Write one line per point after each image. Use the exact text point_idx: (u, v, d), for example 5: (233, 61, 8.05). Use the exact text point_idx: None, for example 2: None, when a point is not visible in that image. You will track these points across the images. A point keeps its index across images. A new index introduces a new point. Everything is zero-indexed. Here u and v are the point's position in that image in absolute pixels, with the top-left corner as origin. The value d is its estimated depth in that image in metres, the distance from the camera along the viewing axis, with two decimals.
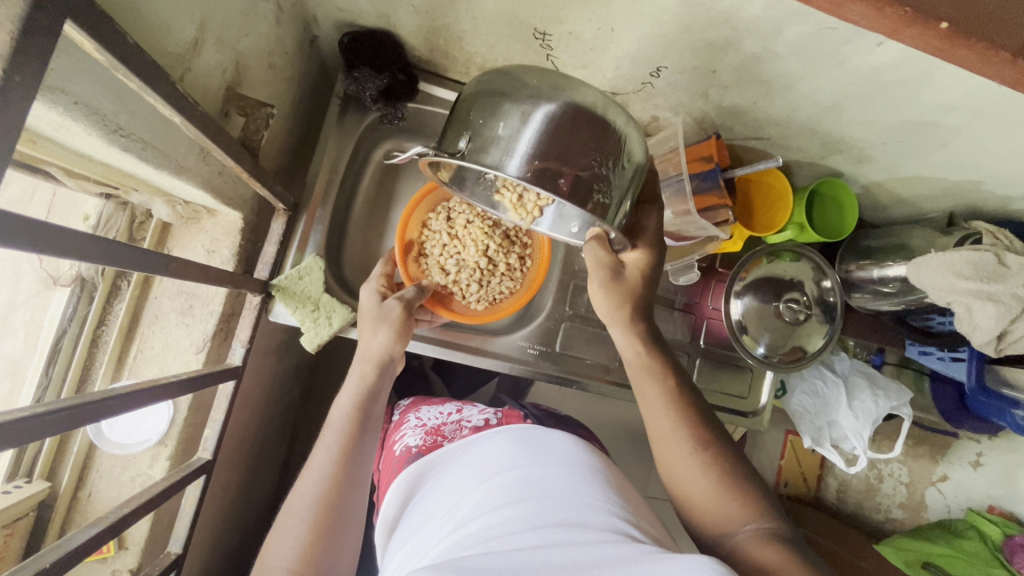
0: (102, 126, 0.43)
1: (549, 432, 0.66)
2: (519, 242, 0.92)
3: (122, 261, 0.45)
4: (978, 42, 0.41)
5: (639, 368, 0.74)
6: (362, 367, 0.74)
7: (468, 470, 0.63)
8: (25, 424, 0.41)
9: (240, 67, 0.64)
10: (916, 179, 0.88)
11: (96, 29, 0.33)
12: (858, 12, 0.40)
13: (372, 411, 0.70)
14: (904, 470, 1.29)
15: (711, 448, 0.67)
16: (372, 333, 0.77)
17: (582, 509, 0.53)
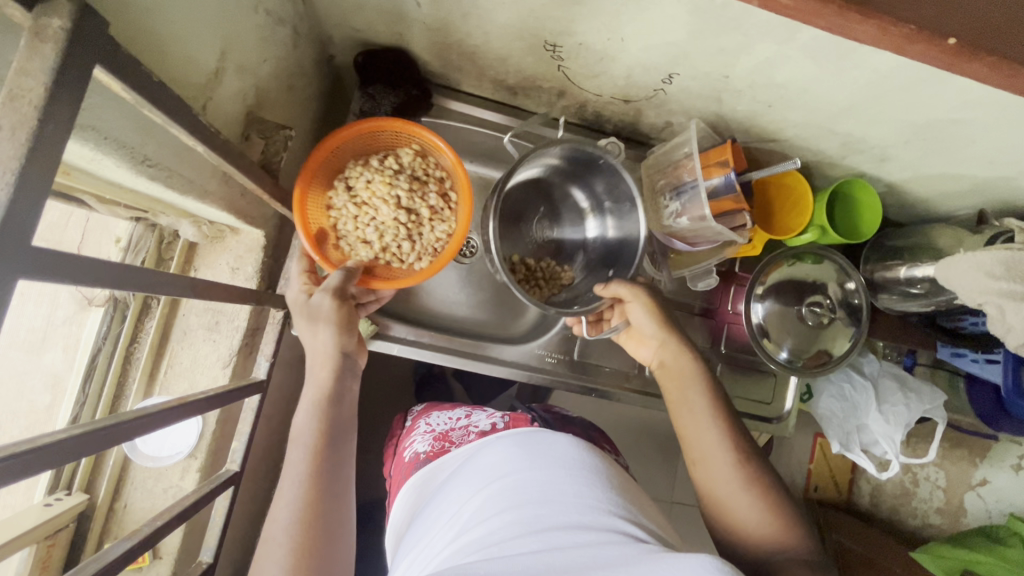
0: (130, 158, 0.45)
1: (552, 433, 0.64)
2: (433, 179, 0.84)
3: (153, 287, 0.46)
4: (986, 55, 0.44)
5: (678, 376, 0.74)
6: (316, 372, 0.70)
7: (473, 478, 0.62)
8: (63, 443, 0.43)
9: (260, 91, 0.66)
10: (941, 177, 0.85)
11: (122, 71, 0.35)
12: (863, 33, 0.44)
13: (339, 420, 0.68)
14: (940, 474, 1.26)
15: (750, 463, 0.66)
16: (312, 334, 0.71)
17: (585, 510, 0.53)
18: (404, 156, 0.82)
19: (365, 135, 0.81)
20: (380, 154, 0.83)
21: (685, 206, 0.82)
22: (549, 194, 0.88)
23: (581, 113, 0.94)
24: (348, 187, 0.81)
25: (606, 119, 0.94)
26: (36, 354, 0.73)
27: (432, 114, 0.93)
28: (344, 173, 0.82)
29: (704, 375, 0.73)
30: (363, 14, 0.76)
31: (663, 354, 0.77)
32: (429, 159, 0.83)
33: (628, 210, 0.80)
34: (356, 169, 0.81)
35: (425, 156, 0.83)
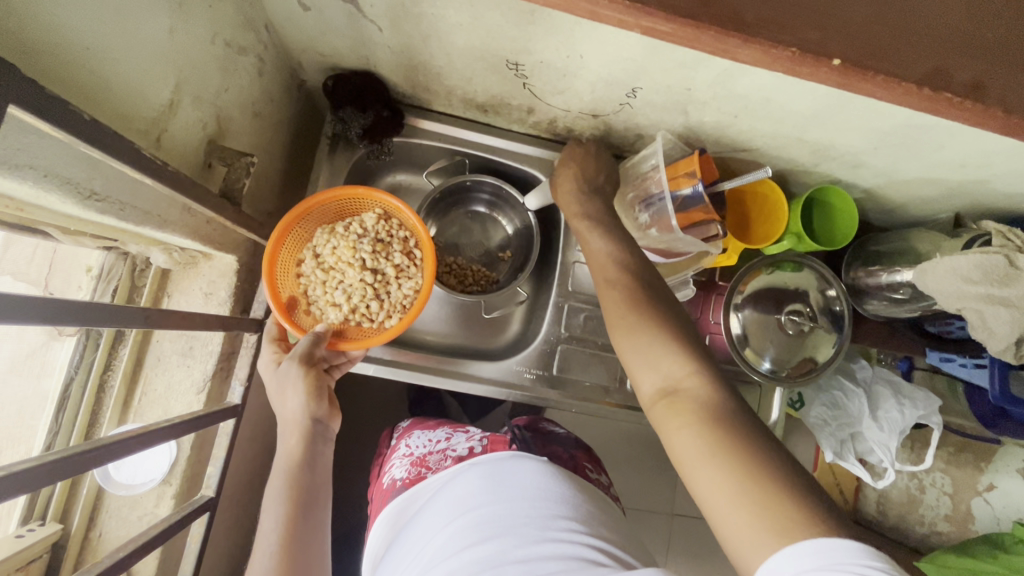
0: (76, 194, 0.46)
1: (519, 461, 0.69)
2: (397, 238, 0.84)
3: (100, 320, 0.48)
4: (877, 75, 0.44)
5: (613, 286, 0.71)
6: (287, 440, 0.68)
7: (441, 513, 0.65)
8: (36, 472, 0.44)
9: (222, 119, 0.67)
10: (916, 181, 0.84)
11: (45, 110, 0.35)
12: (748, 53, 0.44)
13: (312, 486, 0.66)
14: (947, 479, 1.22)
15: (664, 331, 0.64)
16: (280, 398, 0.69)
17: (546, 534, 0.58)
18: (367, 219, 0.83)
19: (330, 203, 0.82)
20: (344, 219, 0.84)
21: (654, 217, 0.82)
22: (446, 216, 1.05)
23: (553, 128, 0.94)
24: (316, 255, 0.82)
25: (578, 134, 0.94)
26: (33, 379, 0.73)
27: (404, 134, 0.94)
28: (310, 242, 0.83)
29: (615, 263, 0.73)
30: (327, 40, 0.77)
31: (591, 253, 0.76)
32: (394, 217, 0.84)
33: (511, 201, 1.01)
34: (321, 237, 0.83)
35: (389, 218, 0.84)
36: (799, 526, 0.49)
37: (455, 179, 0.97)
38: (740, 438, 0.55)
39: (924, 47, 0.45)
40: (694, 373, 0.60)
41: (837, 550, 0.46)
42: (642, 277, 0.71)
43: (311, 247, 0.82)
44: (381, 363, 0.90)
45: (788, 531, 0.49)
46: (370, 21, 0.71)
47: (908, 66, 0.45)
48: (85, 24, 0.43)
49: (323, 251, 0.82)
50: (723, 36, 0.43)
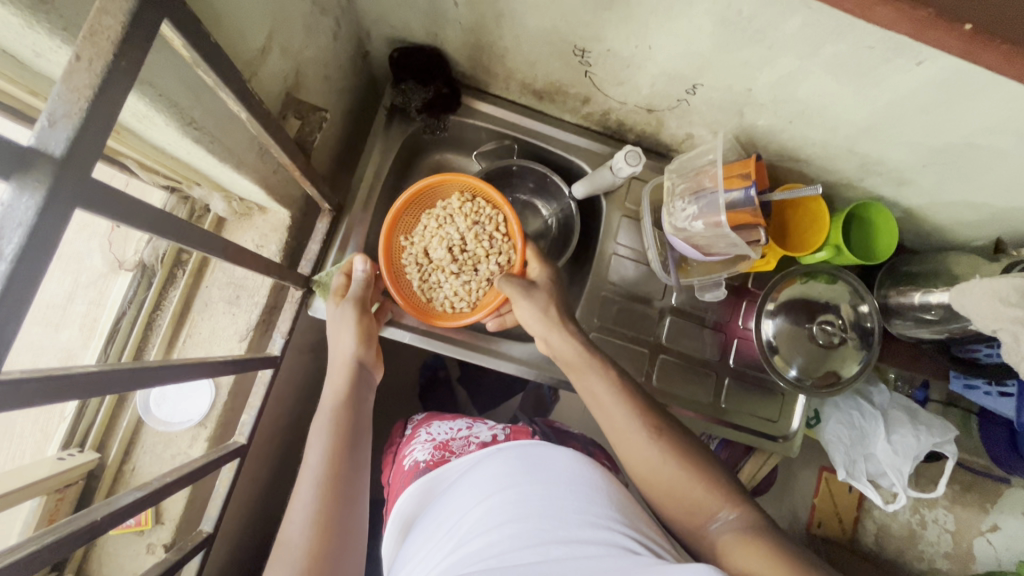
0: (179, 118, 0.48)
1: (552, 447, 0.69)
2: (483, 218, 0.89)
3: (191, 241, 0.47)
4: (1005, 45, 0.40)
5: (580, 366, 0.75)
6: (334, 379, 0.73)
7: (474, 489, 0.65)
8: (89, 377, 0.45)
9: (300, 74, 0.70)
10: (959, 205, 0.86)
11: (186, 28, 0.38)
12: (880, 15, 0.40)
13: (355, 424, 0.69)
14: (949, 517, 1.22)
15: (672, 449, 0.68)
16: (337, 338, 0.75)
17: (589, 517, 0.58)
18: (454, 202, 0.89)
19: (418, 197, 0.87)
20: (441, 202, 0.90)
21: (701, 211, 0.82)
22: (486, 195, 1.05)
23: (605, 121, 0.96)
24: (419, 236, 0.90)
25: (628, 129, 0.96)
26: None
27: (460, 113, 0.97)
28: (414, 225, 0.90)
29: (620, 385, 0.73)
30: (401, 13, 0.80)
31: (603, 420, 0.73)
32: (479, 202, 0.89)
33: (555, 191, 1.02)
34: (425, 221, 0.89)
35: (476, 202, 0.89)
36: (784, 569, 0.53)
37: (500, 162, 0.99)
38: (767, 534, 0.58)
39: None
40: (714, 482, 0.65)
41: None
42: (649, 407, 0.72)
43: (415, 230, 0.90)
44: (414, 331, 0.92)
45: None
46: None
47: None
48: None
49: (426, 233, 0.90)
50: None
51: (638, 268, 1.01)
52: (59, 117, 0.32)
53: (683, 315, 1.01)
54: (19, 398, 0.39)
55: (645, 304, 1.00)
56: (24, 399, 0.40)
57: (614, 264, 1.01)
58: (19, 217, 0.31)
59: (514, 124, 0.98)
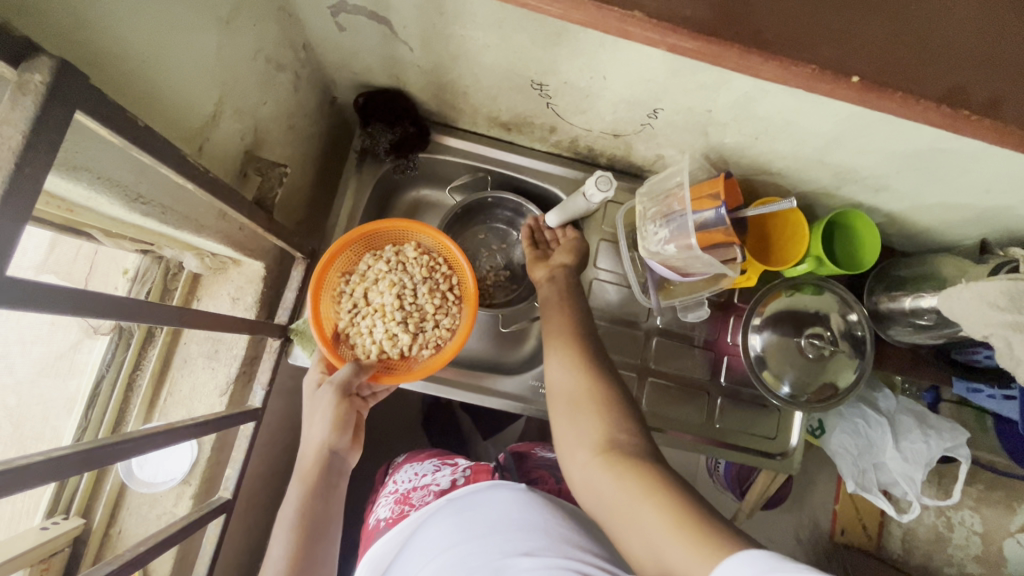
0: (124, 196, 0.50)
1: (488, 496, 0.74)
2: (439, 275, 0.86)
3: (141, 315, 0.48)
4: (895, 93, 0.42)
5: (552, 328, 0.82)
6: (302, 466, 0.73)
7: (422, 554, 0.69)
8: (47, 465, 0.43)
9: (260, 131, 0.73)
10: (941, 207, 0.84)
11: (104, 116, 0.38)
12: (763, 72, 0.42)
13: (322, 514, 0.71)
14: (976, 518, 1.12)
15: (602, 406, 0.71)
16: (311, 418, 0.74)
17: (524, 559, 0.63)
18: (409, 252, 0.86)
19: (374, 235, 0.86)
20: (394, 248, 0.87)
21: (672, 234, 0.81)
22: (463, 226, 1.04)
23: (575, 147, 0.96)
24: (362, 278, 0.85)
25: (599, 153, 0.96)
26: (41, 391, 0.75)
27: (429, 150, 0.97)
28: (358, 264, 0.86)
29: (581, 349, 0.78)
30: (360, 60, 0.80)
31: (549, 368, 0.79)
32: (437, 258, 0.87)
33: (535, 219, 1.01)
34: (371, 264, 0.86)
35: (435, 258, 0.87)
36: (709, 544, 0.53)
37: (475, 195, 0.99)
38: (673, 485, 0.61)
39: (954, 63, 0.42)
40: (636, 441, 0.68)
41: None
42: (594, 365, 0.76)
43: (358, 269, 0.86)
44: None
45: (718, 554, 0.52)
46: (403, 41, 0.74)
47: (927, 81, 0.42)
48: (145, 35, 0.48)
49: (370, 275, 0.85)
50: (739, 54, 0.41)
51: (620, 290, 1.00)
52: None
53: (669, 336, 0.99)
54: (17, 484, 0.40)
55: (631, 327, 0.99)
56: (24, 482, 0.41)
57: (595, 288, 1.00)
58: None
59: (484, 155, 0.98)
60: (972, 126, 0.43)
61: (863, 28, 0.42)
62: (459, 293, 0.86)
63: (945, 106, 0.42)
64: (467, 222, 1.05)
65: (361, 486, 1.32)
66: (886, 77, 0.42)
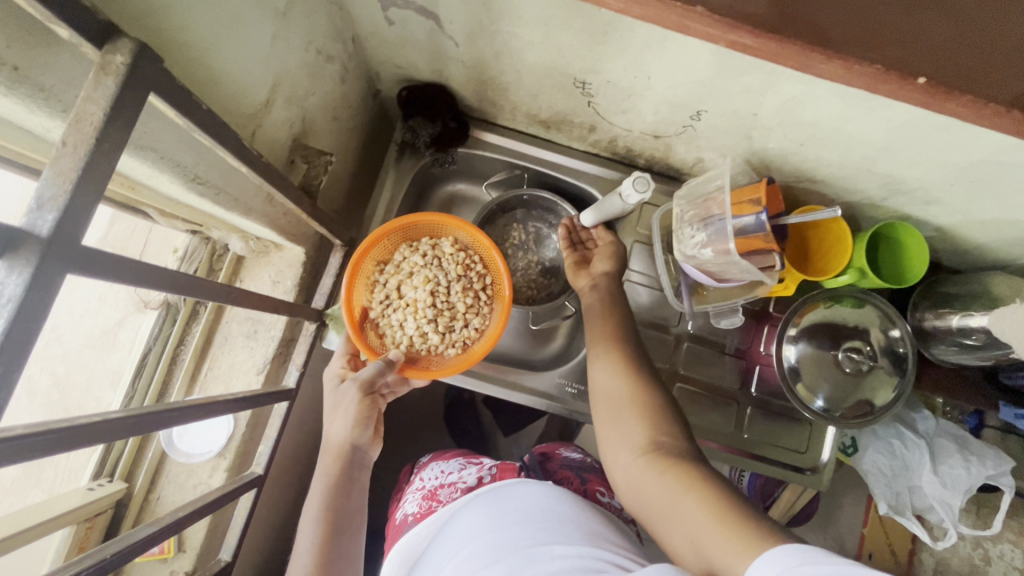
0: (183, 176, 0.53)
1: (521, 488, 0.76)
2: (474, 274, 0.87)
3: (195, 291, 0.51)
4: (965, 95, 0.41)
5: (598, 334, 0.82)
6: (326, 460, 0.74)
7: (458, 540, 0.71)
8: (97, 427, 0.45)
9: (306, 121, 0.75)
10: (996, 223, 0.80)
11: (171, 98, 0.40)
12: (825, 71, 0.41)
13: (344, 506, 0.73)
14: (1016, 552, 1.07)
15: (646, 408, 0.71)
16: (336, 413, 0.75)
17: (556, 548, 0.63)
18: (445, 247, 0.88)
19: (411, 228, 0.87)
20: (430, 241, 0.89)
21: (710, 238, 0.80)
22: (496, 224, 1.04)
23: (613, 148, 0.96)
24: (397, 269, 0.87)
25: (637, 154, 0.95)
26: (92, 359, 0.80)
27: (468, 146, 0.98)
28: (393, 254, 0.88)
29: (624, 355, 0.78)
30: (406, 53, 0.82)
31: (591, 368, 0.79)
32: (474, 256, 0.88)
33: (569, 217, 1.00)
34: (406, 255, 0.87)
35: (471, 255, 0.88)
36: (760, 543, 0.51)
37: (510, 192, 0.99)
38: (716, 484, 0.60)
39: (1019, 67, 0.40)
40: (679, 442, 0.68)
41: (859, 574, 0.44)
42: (636, 367, 0.77)
43: (393, 260, 0.87)
44: None
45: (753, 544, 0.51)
46: (449, 36, 0.75)
47: (1001, 84, 0.41)
48: (208, 24, 0.50)
49: (404, 267, 0.87)
50: (803, 50, 0.41)
51: (652, 294, 0.99)
52: (46, 199, 0.34)
53: (700, 342, 0.98)
54: (71, 441, 0.43)
55: (661, 331, 0.98)
56: (78, 442, 0.44)
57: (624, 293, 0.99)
58: (9, 292, 0.32)
59: (520, 152, 0.99)
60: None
61: (928, 26, 0.41)
62: (493, 297, 0.88)
63: (1016, 111, 0.41)
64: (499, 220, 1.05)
65: (382, 473, 1.34)
66: (954, 80, 0.41)
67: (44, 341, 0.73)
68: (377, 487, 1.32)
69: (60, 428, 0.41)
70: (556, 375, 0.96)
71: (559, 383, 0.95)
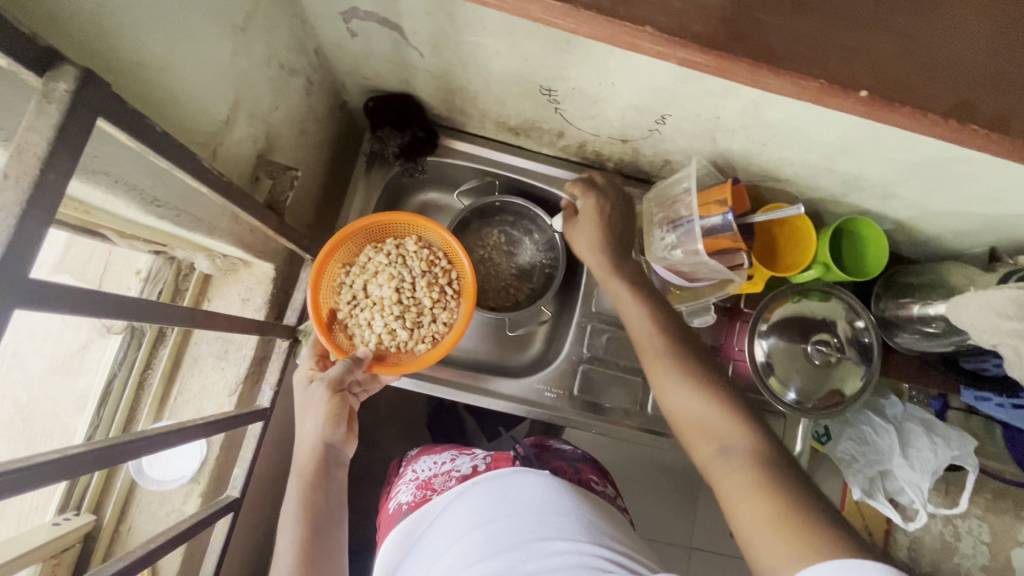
0: (140, 198, 0.52)
1: (520, 477, 0.74)
2: (439, 268, 0.87)
3: (157, 317, 0.49)
4: (903, 107, 0.42)
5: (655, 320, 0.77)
6: (301, 465, 0.73)
7: (454, 528, 0.70)
8: (57, 466, 0.43)
9: (270, 135, 0.73)
10: (950, 215, 0.83)
11: (122, 122, 0.39)
12: (776, 87, 0.42)
13: (323, 508, 0.71)
14: (984, 527, 1.12)
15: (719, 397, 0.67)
16: (307, 415, 0.74)
17: (557, 543, 0.64)
18: (409, 244, 0.87)
19: (374, 229, 0.86)
20: (396, 240, 0.88)
21: (679, 239, 0.82)
22: (469, 231, 1.04)
23: (582, 152, 0.96)
24: (361, 269, 0.86)
25: (606, 158, 0.96)
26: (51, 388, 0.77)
27: (438, 154, 0.98)
28: (359, 255, 0.87)
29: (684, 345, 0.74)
30: (371, 64, 0.81)
31: (651, 351, 0.74)
32: (437, 250, 0.88)
33: (542, 222, 1.00)
34: (370, 255, 0.87)
35: (435, 252, 0.88)
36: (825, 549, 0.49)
37: (484, 199, 0.99)
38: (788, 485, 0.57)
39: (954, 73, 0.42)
40: (753, 441, 0.62)
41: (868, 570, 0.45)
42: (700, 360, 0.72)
43: (358, 261, 0.87)
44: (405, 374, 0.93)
45: (814, 551, 0.49)
46: (413, 47, 0.74)
47: (931, 98, 0.43)
48: (161, 44, 0.49)
49: (370, 266, 0.87)
50: (749, 69, 0.42)
51: None
52: None
53: None
54: (40, 479, 0.42)
55: None
56: (39, 481, 0.42)
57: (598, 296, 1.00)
58: None
59: (491, 159, 0.99)
60: (977, 141, 0.43)
61: (874, 43, 0.42)
62: (459, 289, 0.87)
63: (952, 119, 0.42)
64: (472, 228, 1.04)
65: (366, 487, 1.33)
66: (891, 93, 0.42)
67: (4, 367, 0.74)
68: (361, 500, 1.31)
69: (20, 467, 0.39)
70: (534, 380, 0.96)
71: (538, 388, 0.96)
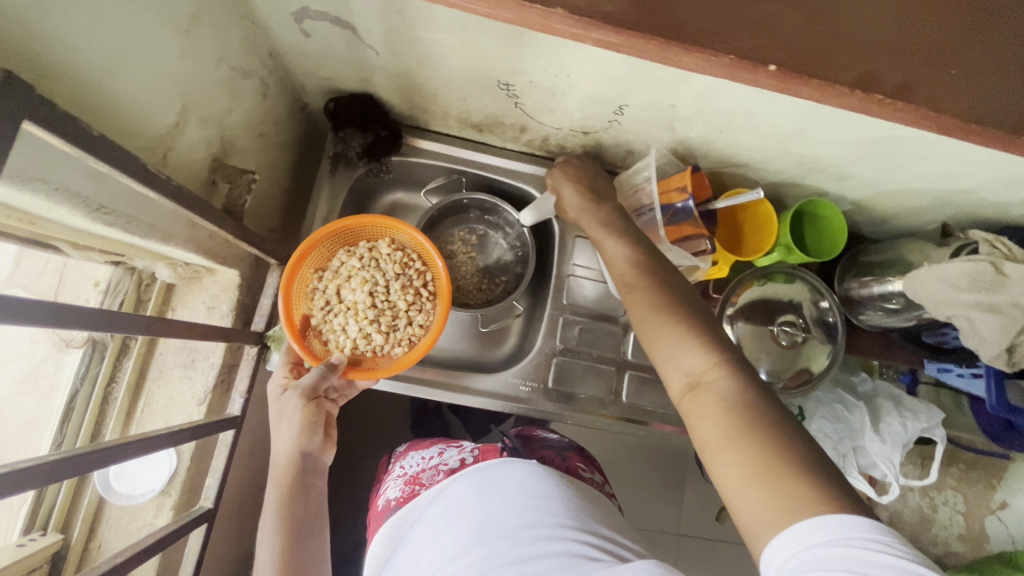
0: (84, 205, 0.51)
1: (504, 467, 0.75)
2: (415, 271, 0.87)
3: (104, 324, 0.48)
4: (810, 80, 0.46)
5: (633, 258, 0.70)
6: (277, 472, 0.72)
7: (442, 519, 0.70)
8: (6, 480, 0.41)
9: (226, 139, 0.73)
10: (903, 193, 0.85)
11: (50, 125, 0.38)
12: (689, 62, 0.46)
13: (303, 514, 0.71)
14: (958, 497, 1.15)
15: (694, 330, 0.60)
16: (281, 423, 0.73)
17: (542, 531, 0.64)
18: (383, 247, 0.87)
19: (346, 232, 0.86)
20: (369, 244, 0.88)
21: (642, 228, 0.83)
22: (439, 229, 1.04)
23: (546, 146, 0.97)
24: (335, 274, 0.86)
25: (571, 151, 0.97)
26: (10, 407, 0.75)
27: (402, 153, 0.98)
28: (332, 260, 0.87)
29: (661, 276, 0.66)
30: (328, 64, 0.81)
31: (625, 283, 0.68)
32: (412, 253, 0.88)
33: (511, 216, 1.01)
34: (343, 260, 0.86)
35: (409, 254, 0.88)
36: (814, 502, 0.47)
37: (451, 197, 0.99)
38: (772, 429, 0.52)
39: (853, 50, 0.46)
40: (727, 379, 0.55)
41: (847, 524, 0.45)
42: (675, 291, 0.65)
43: (331, 266, 0.86)
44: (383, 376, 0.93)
45: (803, 506, 0.47)
46: (368, 45, 0.74)
47: (836, 69, 0.46)
48: (102, 47, 0.49)
49: (343, 271, 0.86)
50: (662, 45, 0.45)
51: (597, 286, 1.01)
52: None
53: None
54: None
55: (610, 322, 1.00)
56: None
57: (570, 287, 1.01)
58: None
59: (457, 155, 0.99)
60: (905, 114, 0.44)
61: (780, 20, 0.46)
62: (434, 291, 0.87)
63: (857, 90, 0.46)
64: (441, 226, 1.04)
65: (351, 492, 1.32)
66: (798, 67, 0.46)
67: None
68: (346, 506, 1.30)
69: None
70: (508, 374, 0.97)
71: (513, 381, 0.96)
